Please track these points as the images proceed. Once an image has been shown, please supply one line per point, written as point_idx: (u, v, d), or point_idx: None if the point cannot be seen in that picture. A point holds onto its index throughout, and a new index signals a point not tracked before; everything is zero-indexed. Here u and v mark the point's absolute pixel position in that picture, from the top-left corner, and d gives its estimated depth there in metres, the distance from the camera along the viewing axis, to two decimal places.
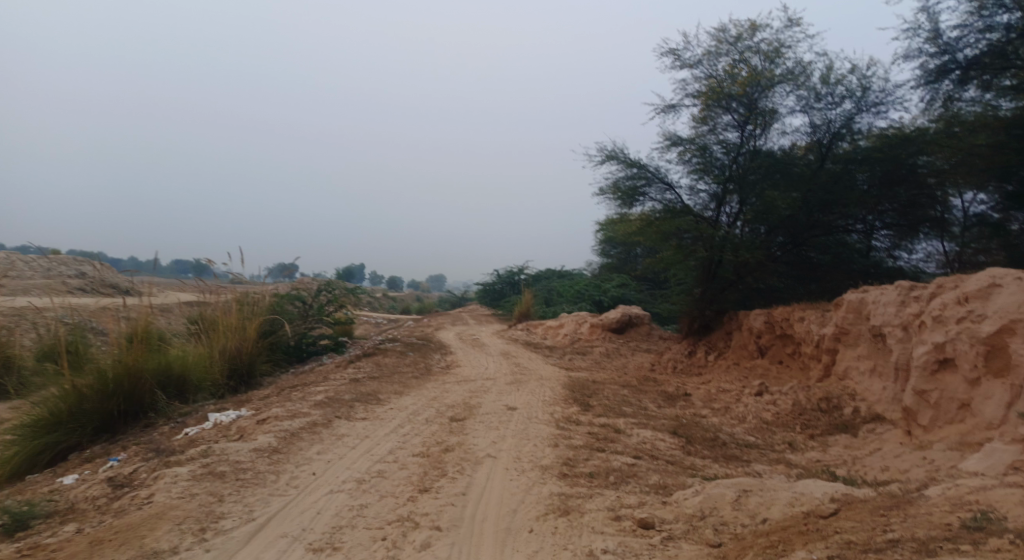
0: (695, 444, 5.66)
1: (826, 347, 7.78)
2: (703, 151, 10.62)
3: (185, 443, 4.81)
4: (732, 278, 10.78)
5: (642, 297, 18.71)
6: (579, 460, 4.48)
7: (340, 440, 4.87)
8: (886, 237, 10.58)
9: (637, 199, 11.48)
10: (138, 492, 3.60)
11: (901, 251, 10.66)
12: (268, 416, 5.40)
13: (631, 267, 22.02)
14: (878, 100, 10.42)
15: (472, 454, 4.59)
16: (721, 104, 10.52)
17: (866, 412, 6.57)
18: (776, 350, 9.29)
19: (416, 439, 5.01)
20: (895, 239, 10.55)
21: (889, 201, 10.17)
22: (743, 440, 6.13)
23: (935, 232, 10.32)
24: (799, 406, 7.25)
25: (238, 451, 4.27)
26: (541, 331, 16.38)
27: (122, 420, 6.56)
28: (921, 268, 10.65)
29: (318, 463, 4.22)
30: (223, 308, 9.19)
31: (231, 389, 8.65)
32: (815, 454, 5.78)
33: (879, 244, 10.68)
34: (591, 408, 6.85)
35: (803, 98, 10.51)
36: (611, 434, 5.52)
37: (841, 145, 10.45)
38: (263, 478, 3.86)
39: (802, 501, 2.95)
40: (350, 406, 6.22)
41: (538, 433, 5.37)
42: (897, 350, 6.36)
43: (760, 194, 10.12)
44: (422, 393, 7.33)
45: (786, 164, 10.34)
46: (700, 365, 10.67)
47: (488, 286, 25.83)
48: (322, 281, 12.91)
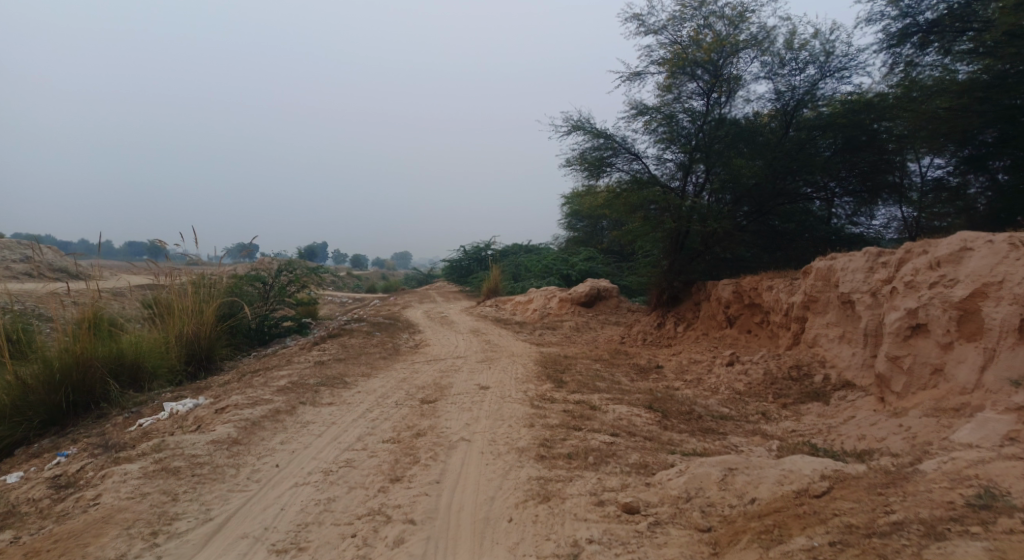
0: (671, 418, 5.62)
1: (795, 315, 7.87)
2: (669, 120, 10.41)
3: (136, 436, 4.42)
4: (700, 249, 10.79)
5: (609, 270, 18.75)
6: (556, 440, 4.34)
7: (305, 428, 4.59)
8: (847, 205, 10.90)
9: (604, 170, 11.27)
10: (85, 492, 3.20)
11: (861, 216, 11.06)
12: (227, 405, 5.05)
13: (598, 241, 22.07)
14: (841, 65, 10.42)
15: (445, 438, 4.38)
16: (687, 71, 10.33)
17: (835, 379, 6.67)
18: (744, 320, 9.37)
19: (386, 424, 4.78)
20: (855, 207, 10.88)
21: (852, 169, 10.44)
22: (717, 412, 6.13)
23: (893, 197, 10.68)
24: (769, 375, 7.34)
25: (194, 444, 3.92)
26: (510, 307, 16.23)
27: (71, 412, 6.08)
28: (880, 235, 11.06)
29: (282, 454, 3.94)
30: (178, 291, 8.63)
31: (190, 376, 8.19)
32: (789, 424, 5.84)
33: (840, 210, 11.02)
34: (565, 384, 6.75)
35: (768, 64, 10.47)
36: (587, 411, 5.41)
37: (804, 112, 10.48)
38: (223, 473, 3.53)
39: (792, 478, 2.88)
40: (315, 391, 5.92)
41: (513, 413, 5.22)
42: (866, 317, 6.44)
43: (727, 161, 10.01)
44: (391, 374, 7.07)
45: (752, 132, 10.27)
46: (670, 337, 10.72)
47: (455, 262, 25.47)
48: (282, 260, 12.20)
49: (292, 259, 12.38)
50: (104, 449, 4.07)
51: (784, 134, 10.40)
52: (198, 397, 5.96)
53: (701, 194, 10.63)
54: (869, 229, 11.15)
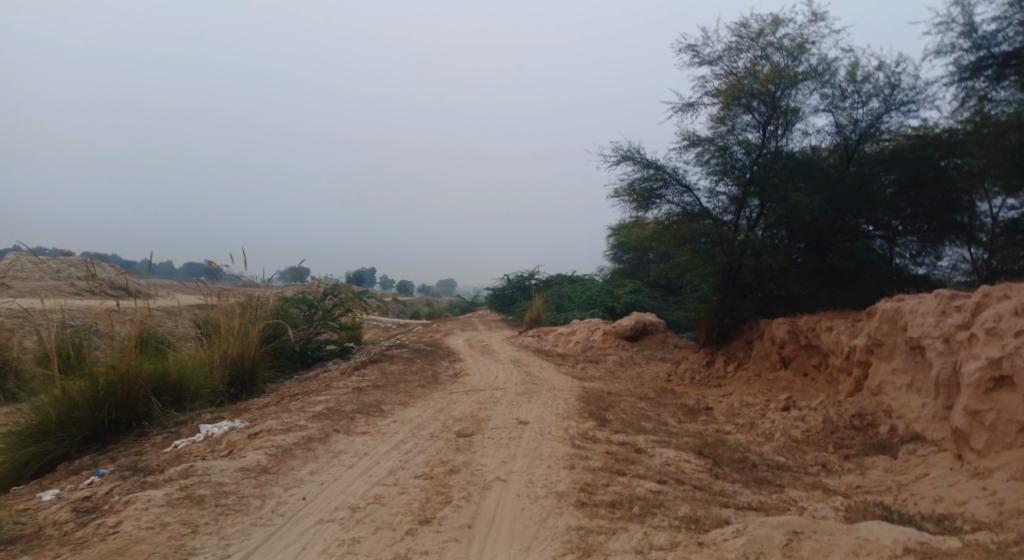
0: (723, 466, 5.19)
1: (857, 359, 7.28)
2: (723, 151, 10.13)
3: (170, 459, 4.42)
4: (752, 285, 10.29)
5: (655, 304, 18.21)
6: (598, 486, 4.04)
7: (335, 459, 4.47)
8: (911, 244, 10.11)
9: (653, 201, 11.01)
10: (107, 519, 3.19)
11: (926, 257, 10.25)
12: (260, 430, 5.03)
13: (644, 273, 21.58)
14: (907, 98, 9.90)
15: (479, 476, 4.16)
16: (742, 102, 10.07)
17: (904, 431, 6.06)
18: (801, 361, 8.77)
19: (419, 457, 4.60)
20: (920, 246, 10.11)
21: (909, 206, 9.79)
22: (773, 461, 5.64)
23: (961, 238, 9.97)
24: (830, 423, 6.75)
25: (222, 471, 3.87)
26: (553, 338, 15.93)
27: (113, 429, 6.23)
28: (946, 278, 10.23)
29: (310, 486, 3.82)
30: (224, 311, 8.86)
31: (232, 397, 8.31)
32: (854, 478, 5.30)
33: (903, 250, 10.21)
34: (608, 423, 6.41)
35: (828, 96, 10.04)
36: (631, 454, 5.07)
37: (867, 146, 9.96)
38: (246, 504, 3.44)
39: (869, 549, 2.48)
40: (351, 418, 5.83)
41: (551, 452, 4.94)
42: (938, 364, 5.85)
43: (783, 196, 9.56)
44: (428, 404, 6.93)
45: (809, 165, 9.78)
46: (719, 376, 10.18)
47: (498, 291, 25.42)
48: (329, 284, 12.47)
49: (337, 283, 12.58)
50: (135, 472, 4.07)
51: (846, 167, 9.93)
52: (236, 420, 5.98)
53: (754, 228, 10.30)
54: (935, 271, 10.33)
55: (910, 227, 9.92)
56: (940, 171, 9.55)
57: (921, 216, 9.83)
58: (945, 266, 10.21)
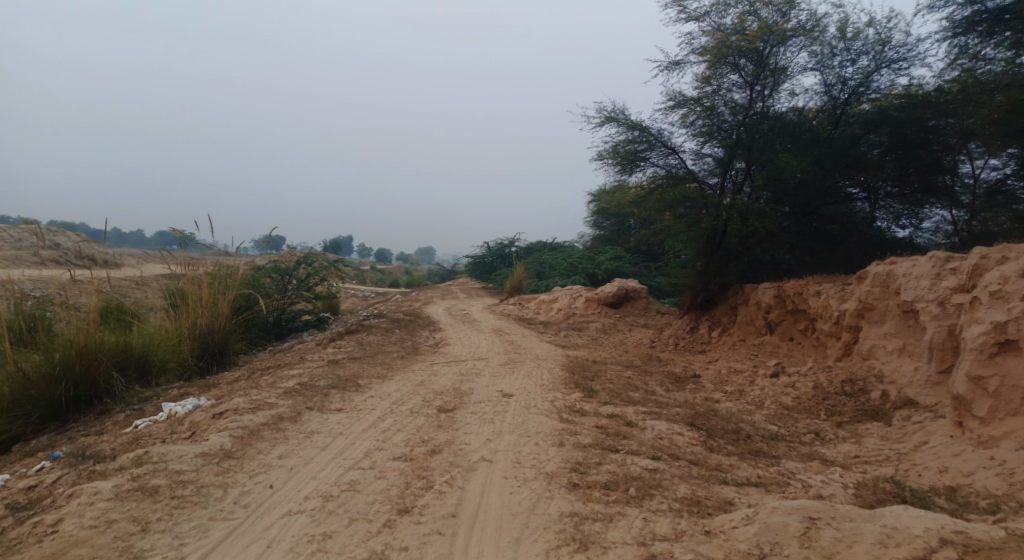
0: (717, 438, 4.99)
1: (846, 324, 7.13)
2: (710, 112, 9.71)
3: (125, 443, 4.01)
4: (739, 250, 10.04)
5: (637, 271, 18.03)
6: (591, 465, 3.78)
7: (307, 440, 4.12)
8: (893, 206, 9.81)
9: (637, 164, 10.62)
10: (45, 516, 2.77)
11: (907, 221, 9.92)
12: (226, 409, 4.62)
13: (625, 239, 21.37)
14: (898, 55, 9.57)
15: (464, 457, 3.86)
16: (729, 60, 9.64)
17: (896, 397, 5.95)
18: (787, 327, 8.63)
19: (398, 436, 4.29)
20: (901, 209, 9.80)
21: (892, 170, 9.40)
22: (767, 431, 5.48)
23: (944, 201, 9.50)
24: (820, 390, 6.62)
25: (181, 458, 3.48)
26: (534, 306, 15.67)
27: (72, 407, 5.75)
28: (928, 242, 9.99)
29: (278, 472, 3.47)
30: (191, 281, 8.34)
31: (202, 371, 7.84)
32: (849, 447, 5.17)
33: (885, 213, 9.95)
34: (596, 394, 6.17)
35: (817, 54, 9.68)
36: (623, 428, 4.83)
37: (857, 106, 9.66)
38: (206, 496, 3.07)
39: (899, 539, 2.25)
40: (326, 394, 5.47)
41: (539, 427, 4.67)
42: (932, 329, 5.73)
43: (771, 157, 9.20)
44: (408, 377, 6.59)
45: (797, 127, 9.48)
46: (703, 342, 10.06)
47: (478, 259, 25.01)
48: (302, 252, 11.77)
49: (312, 252, 11.97)
50: (81, 458, 3.64)
51: (833, 131, 9.60)
52: (200, 397, 5.57)
53: (742, 188, 9.96)
54: (916, 234, 10.07)
55: (892, 189, 9.60)
56: (926, 132, 9.15)
57: (909, 177, 9.44)
58: (928, 229, 9.93)
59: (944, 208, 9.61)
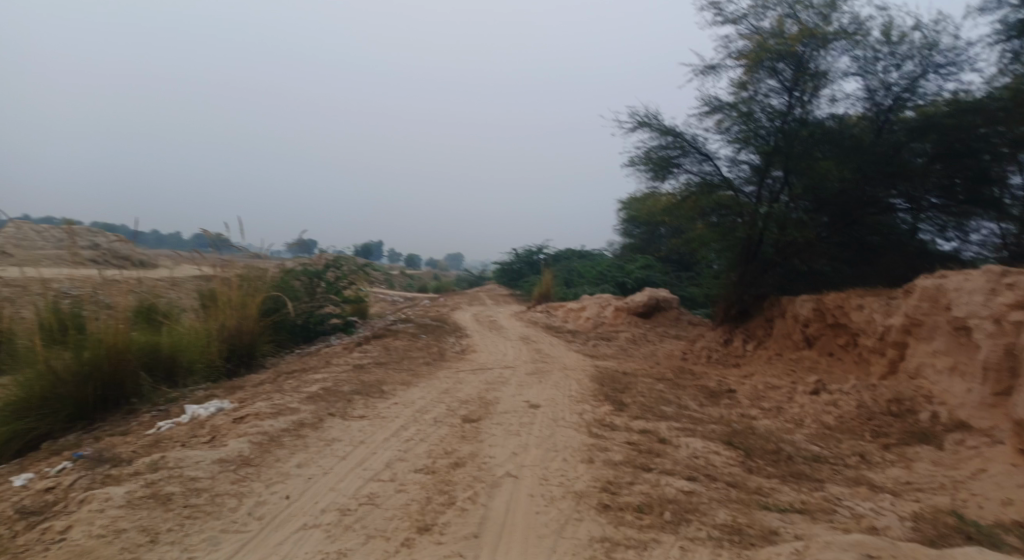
0: (755, 458, 4.69)
1: (892, 340, 6.70)
2: (747, 117, 9.31)
3: (146, 445, 4.00)
4: (776, 260, 9.64)
5: (667, 280, 17.62)
6: (622, 485, 3.56)
7: (328, 448, 4.03)
8: (935, 218, 9.18)
9: (670, 170, 10.32)
10: (54, 522, 2.72)
11: (953, 234, 9.25)
12: (247, 413, 4.58)
13: (655, 248, 20.99)
14: (946, 60, 9.00)
15: (488, 472, 3.69)
16: (767, 65, 9.25)
17: (947, 419, 5.54)
18: (827, 341, 8.21)
19: (420, 447, 4.15)
20: (944, 221, 9.16)
21: (934, 182, 8.89)
22: (809, 452, 5.14)
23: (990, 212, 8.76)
24: (865, 409, 6.23)
25: (197, 464, 3.43)
26: (562, 314, 15.43)
27: (100, 406, 5.84)
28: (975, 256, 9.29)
29: (295, 482, 3.37)
30: (222, 282, 8.43)
31: (229, 372, 7.89)
32: (898, 472, 4.80)
33: (927, 225, 9.31)
34: (626, 407, 5.92)
35: (860, 59, 9.24)
36: (655, 445, 4.58)
37: (903, 113, 9.07)
38: (219, 506, 2.98)
39: None
40: (349, 400, 5.38)
41: (567, 442, 4.46)
42: (987, 347, 5.32)
43: (810, 164, 8.78)
44: (433, 384, 6.47)
45: (839, 133, 8.92)
46: (737, 356, 9.67)
47: (506, 266, 24.92)
48: (331, 256, 11.90)
49: (341, 255, 12.08)
50: (99, 461, 3.61)
51: (875, 137, 9.04)
52: (225, 400, 5.57)
53: (779, 197, 9.55)
54: (963, 248, 9.38)
55: (935, 200, 9.05)
56: (975, 141, 8.51)
57: (955, 188, 8.86)
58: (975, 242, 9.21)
59: (993, 221, 8.91)
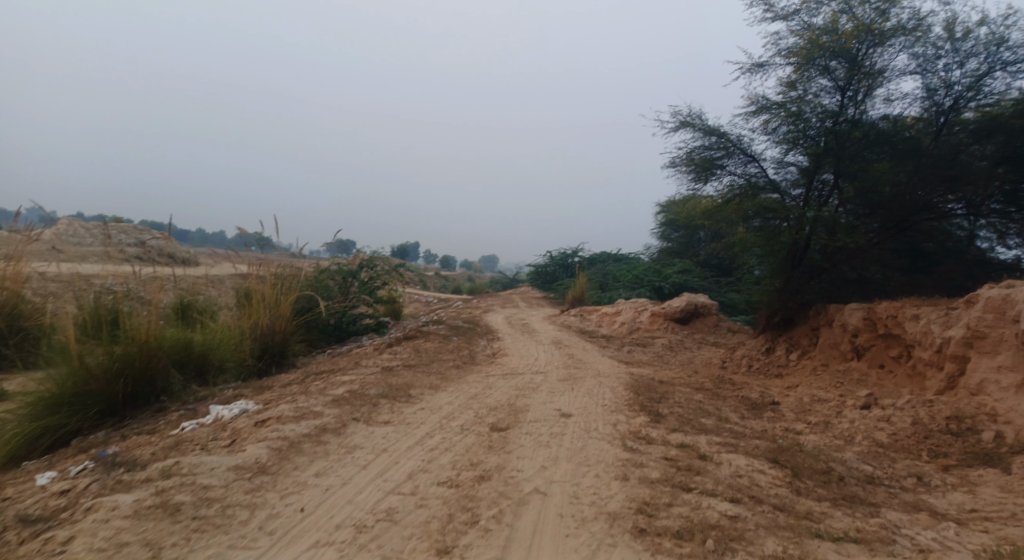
0: (803, 478, 4.28)
1: (951, 353, 6.11)
2: (796, 117, 8.85)
3: (167, 448, 4.03)
4: (822, 266, 9.12)
5: (706, 285, 17.04)
6: (659, 506, 3.28)
7: (349, 457, 3.91)
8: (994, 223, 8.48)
9: (713, 172, 9.90)
10: (58, 532, 2.66)
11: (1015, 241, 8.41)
12: (270, 417, 4.54)
13: (694, 252, 20.38)
14: (1015, 57, 8.17)
15: (515, 487, 3.48)
16: (819, 63, 8.77)
17: (1016, 440, 5.01)
18: (878, 352, 7.67)
19: (445, 457, 3.97)
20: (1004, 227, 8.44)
21: (998, 187, 8.03)
22: (861, 473, 4.65)
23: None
24: (921, 427, 5.68)
25: (211, 472, 3.41)
26: (596, 318, 15.10)
27: (131, 403, 5.92)
28: None
29: (312, 494, 3.26)
30: (257, 279, 8.50)
31: (261, 372, 7.91)
32: (960, 497, 4.23)
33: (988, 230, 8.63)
34: (662, 419, 5.62)
35: (920, 56, 8.59)
36: (694, 462, 4.27)
37: (964, 113, 8.38)
38: (230, 518, 2.91)
39: None
40: (374, 405, 5.26)
41: (600, 456, 4.20)
42: None
43: (863, 167, 8.22)
44: (462, 389, 6.30)
45: (892, 135, 8.40)
46: (780, 365, 9.18)
47: (540, 268, 24.70)
48: (365, 256, 11.88)
49: (375, 255, 12.06)
50: (112, 465, 3.63)
51: (932, 142, 8.47)
52: (252, 401, 5.55)
53: (828, 202, 8.96)
54: None
55: (996, 205, 8.28)
56: None
57: (1019, 193, 8.06)
58: None
59: None
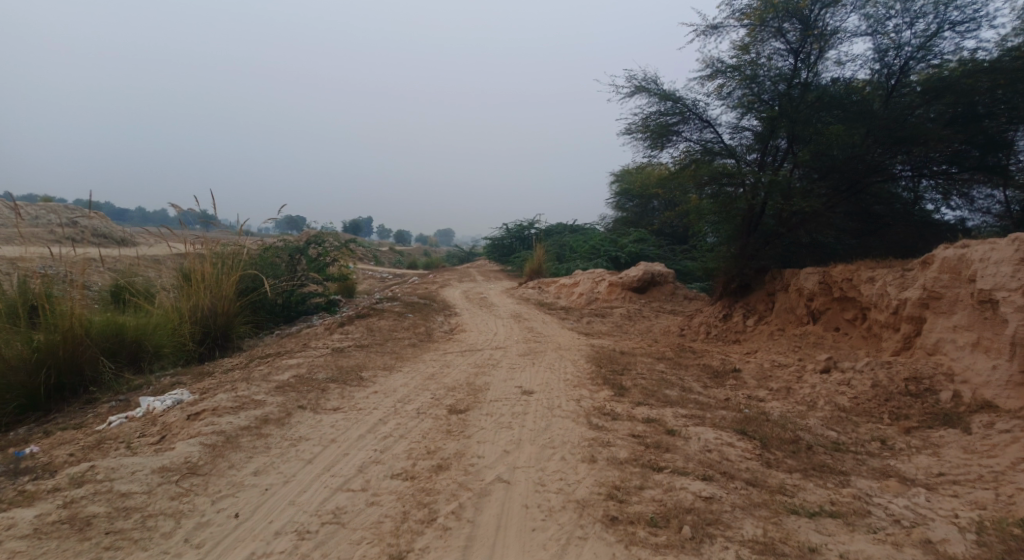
0: (772, 449, 4.19)
1: (907, 315, 6.19)
2: (751, 81, 8.74)
3: (84, 448, 3.55)
4: (779, 232, 9.14)
5: (662, 254, 17.14)
6: (631, 490, 3.08)
7: (293, 450, 3.54)
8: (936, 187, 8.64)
9: (669, 138, 9.72)
10: None
11: (957, 201, 8.68)
12: (204, 409, 4.08)
13: (648, 222, 20.48)
14: (964, 17, 8.23)
15: (478, 477, 3.21)
16: (773, 25, 8.60)
17: (970, 399, 5.11)
18: (832, 316, 7.77)
19: (400, 446, 3.65)
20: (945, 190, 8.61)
21: (946, 149, 8.17)
22: (828, 439, 4.62)
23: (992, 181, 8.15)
24: (880, 389, 5.75)
25: (132, 476, 2.98)
26: (555, 290, 14.95)
27: (56, 396, 5.32)
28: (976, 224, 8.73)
29: (248, 498, 2.89)
30: (195, 259, 7.70)
31: (204, 357, 7.30)
32: (924, 459, 4.25)
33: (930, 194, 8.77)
34: (627, 392, 5.46)
35: (871, 16, 8.54)
36: (664, 438, 4.11)
37: (916, 72, 8.47)
38: (150, 531, 2.51)
39: None
40: (323, 390, 4.87)
41: (566, 437, 3.97)
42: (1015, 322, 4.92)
43: (818, 130, 8.15)
44: (417, 368, 5.97)
45: (846, 97, 8.37)
46: (738, 332, 9.23)
47: (497, 241, 24.33)
48: (312, 232, 11.17)
49: (324, 231, 11.38)
50: (14, 473, 3.14)
51: (882, 106, 8.43)
52: (187, 390, 5.06)
53: (782, 166, 8.92)
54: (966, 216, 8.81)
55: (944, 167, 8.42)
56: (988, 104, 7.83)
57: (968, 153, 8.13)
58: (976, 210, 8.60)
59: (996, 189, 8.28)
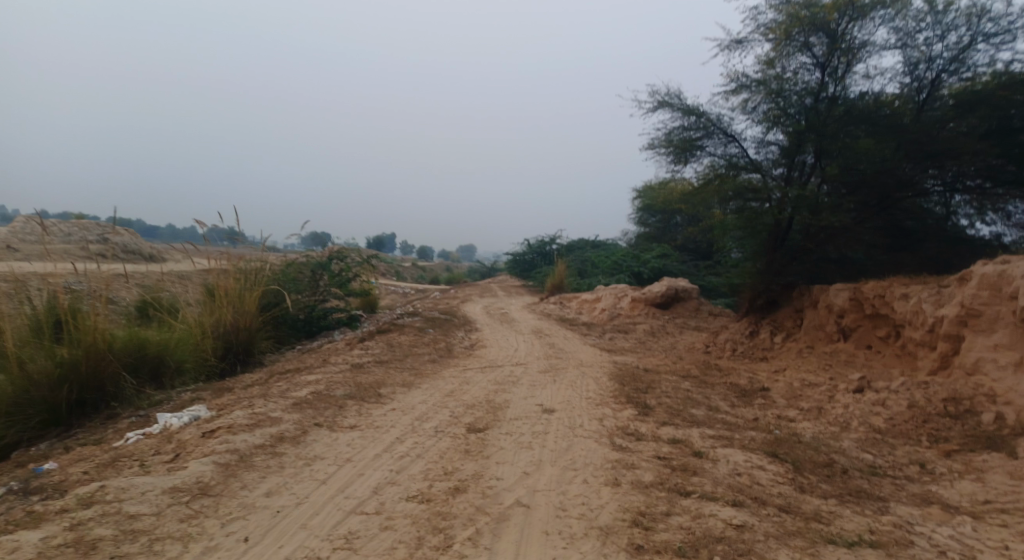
0: (805, 474, 3.97)
1: (944, 332, 5.90)
2: (777, 95, 8.55)
3: (100, 466, 3.54)
4: (806, 246, 8.87)
5: (685, 269, 16.85)
6: (656, 517, 2.93)
7: (306, 470, 3.47)
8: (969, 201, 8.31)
9: (692, 153, 9.56)
10: None
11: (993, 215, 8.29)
12: (220, 426, 4.05)
13: (671, 237, 20.22)
14: (999, 28, 7.98)
15: (494, 500, 3.09)
16: (799, 39, 8.43)
17: (1018, 422, 4.80)
18: (864, 333, 7.47)
19: (416, 466, 3.56)
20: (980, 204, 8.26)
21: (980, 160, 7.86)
22: (864, 463, 4.37)
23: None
24: (918, 410, 5.45)
25: (142, 497, 2.94)
26: (576, 306, 14.77)
27: (78, 410, 5.38)
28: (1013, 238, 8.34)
29: (258, 520, 2.82)
30: (218, 275, 7.79)
31: (224, 372, 7.35)
32: (969, 486, 3.98)
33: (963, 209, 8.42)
34: (650, 412, 5.28)
35: (901, 30, 8.35)
36: (689, 461, 3.94)
37: (948, 85, 8.22)
38: (156, 555, 2.46)
39: None
40: (340, 407, 4.82)
41: (587, 458, 3.83)
42: None
43: (846, 143, 7.92)
44: (436, 385, 5.88)
45: (876, 110, 8.11)
46: (765, 349, 8.95)
47: (518, 256, 24.28)
48: (334, 248, 11.26)
49: (346, 247, 11.46)
50: (30, 491, 3.13)
51: (913, 119, 8.12)
52: (206, 406, 5.06)
53: (809, 180, 8.66)
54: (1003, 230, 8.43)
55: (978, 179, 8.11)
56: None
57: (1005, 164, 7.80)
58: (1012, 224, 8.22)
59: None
